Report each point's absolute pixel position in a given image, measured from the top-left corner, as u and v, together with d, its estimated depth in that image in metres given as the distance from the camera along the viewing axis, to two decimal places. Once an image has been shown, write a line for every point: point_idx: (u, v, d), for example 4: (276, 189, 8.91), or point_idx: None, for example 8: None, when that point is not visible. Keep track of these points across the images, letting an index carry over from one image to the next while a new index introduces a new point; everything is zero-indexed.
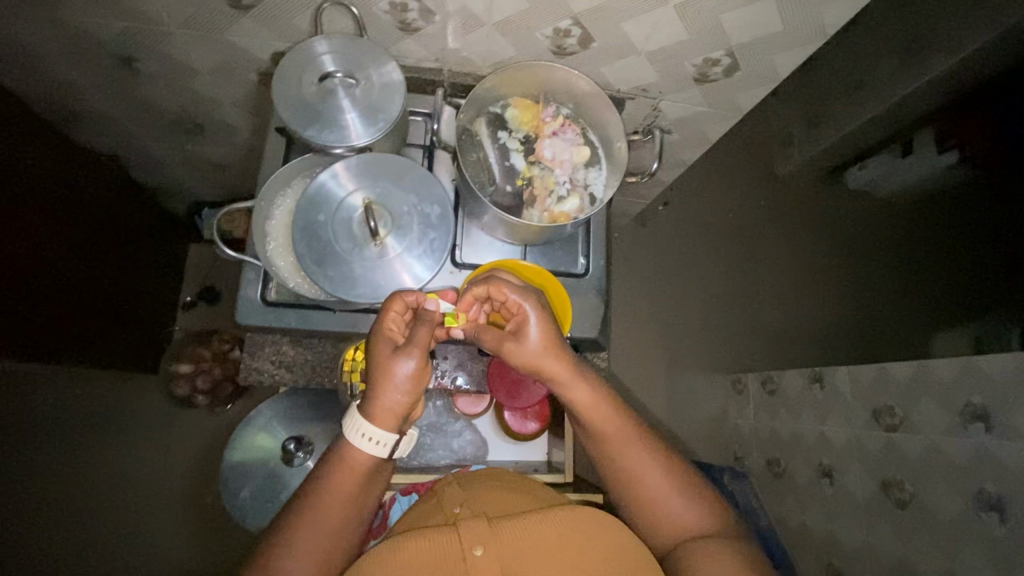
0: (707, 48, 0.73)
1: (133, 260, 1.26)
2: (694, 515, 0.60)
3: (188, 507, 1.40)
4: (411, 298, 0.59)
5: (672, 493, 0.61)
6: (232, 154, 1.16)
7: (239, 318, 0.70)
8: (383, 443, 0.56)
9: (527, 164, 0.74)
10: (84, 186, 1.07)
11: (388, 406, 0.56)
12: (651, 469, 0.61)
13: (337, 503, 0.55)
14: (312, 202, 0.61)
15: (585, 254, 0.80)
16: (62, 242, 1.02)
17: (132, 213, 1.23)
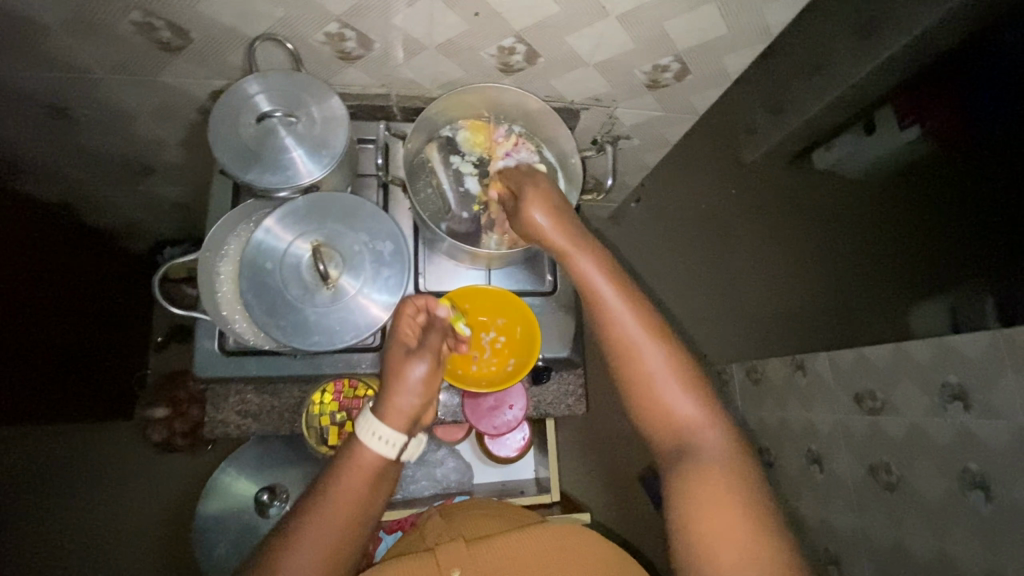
0: (654, 55, 0.72)
1: (100, 307, 1.22)
2: (701, 424, 0.54)
3: (177, 552, 1.37)
4: (421, 304, 0.61)
5: (679, 387, 0.56)
6: (187, 190, 1.12)
7: (198, 370, 0.68)
8: (393, 443, 0.54)
9: (482, 187, 0.73)
10: (48, 246, 1.04)
11: (402, 406, 0.56)
12: (661, 369, 0.56)
13: (342, 506, 0.50)
14: (257, 250, 0.59)
15: (552, 271, 0.78)
16: (19, 299, 0.98)
17: (95, 260, 1.19)
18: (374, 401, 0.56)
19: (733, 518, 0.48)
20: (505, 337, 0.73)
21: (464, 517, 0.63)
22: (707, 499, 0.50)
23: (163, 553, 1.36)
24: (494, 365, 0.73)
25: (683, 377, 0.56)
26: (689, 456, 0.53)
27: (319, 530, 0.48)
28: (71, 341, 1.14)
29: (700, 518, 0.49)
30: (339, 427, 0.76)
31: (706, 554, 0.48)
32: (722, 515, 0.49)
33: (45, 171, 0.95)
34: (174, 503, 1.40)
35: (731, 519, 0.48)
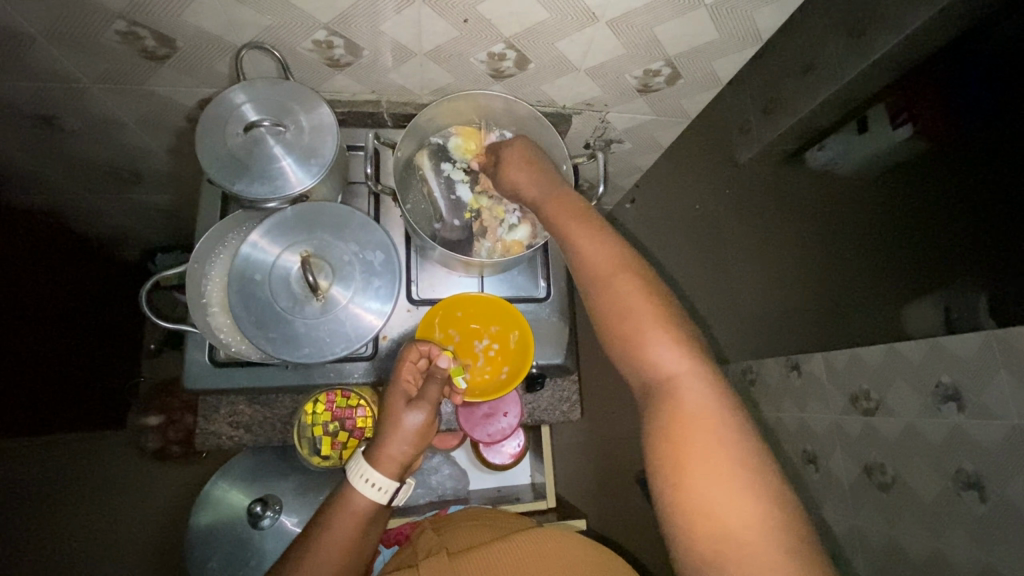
0: (645, 60, 0.72)
1: (90, 316, 1.21)
2: (680, 362, 0.53)
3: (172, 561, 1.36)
4: (425, 352, 0.66)
5: (664, 334, 0.54)
6: (177, 197, 1.11)
7: (188, 382, 0.67)
8: (384, 489, 0.58)
9: (474, 195, 0.73)
10: (32, 252, 1.02)
11: (393, 454, 0.60)
12: (637, 305, 0.55)
13: (336, 546, 0.54)
14: (246, 262, 0.58)
15: (546, 276, 0.78)
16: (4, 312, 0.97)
17: (84, 268, 1.18)
18: (369, 446, 0.60)
19: (710, 464, 0.47)
20: (498, 345, 0.73)
21: (458, 527, 0.65)
22: (681, 440, 0.49)
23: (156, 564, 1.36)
24: (488, 372, 0.73)
25: (660, 317, 0.54)
26: (666, 396, 0.52)
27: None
28: (62, 352, 1.13)
29: (673, 457, 0.48)
30: (333, 437, 0.73)
31: (681, 495, 0.47)
32: (698, 456, 0.47)
33: (33, 182, 0.94)
34: (167, 513, 1.39)
35: (705, 460, 0.47)
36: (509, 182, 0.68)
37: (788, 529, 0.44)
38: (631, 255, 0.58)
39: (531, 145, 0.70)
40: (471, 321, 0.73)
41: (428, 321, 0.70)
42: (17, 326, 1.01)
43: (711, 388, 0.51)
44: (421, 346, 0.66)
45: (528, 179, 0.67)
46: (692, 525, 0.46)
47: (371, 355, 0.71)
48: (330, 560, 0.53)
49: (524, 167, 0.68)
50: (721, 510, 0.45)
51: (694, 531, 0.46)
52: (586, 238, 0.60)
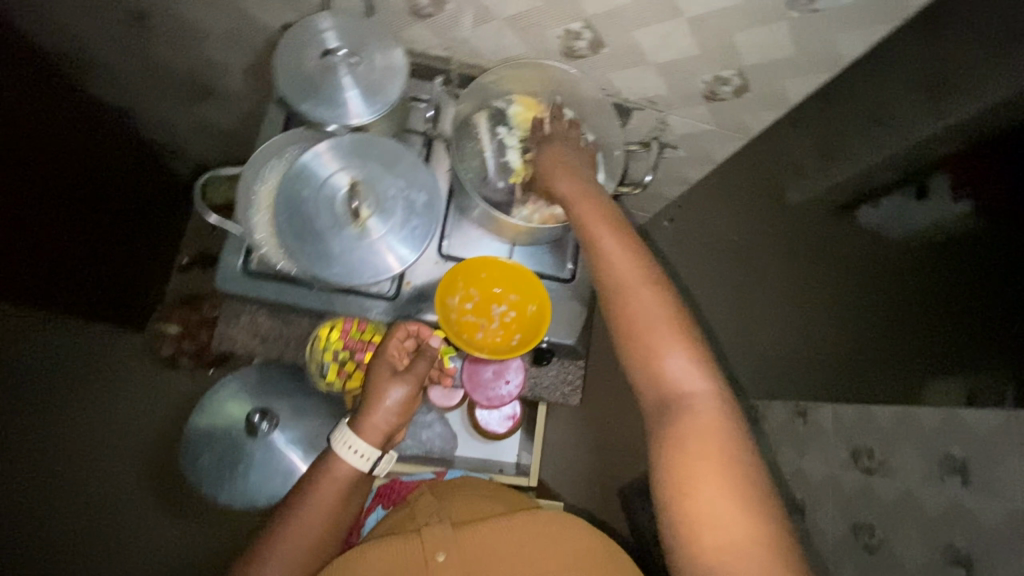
0: (717, 65, 0.73)
1: (134, 216, 1.26)
2: (695, 385, 0.54)
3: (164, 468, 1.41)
4: (413, 329, 0.71)
5: (678, 348, 0.55)
6: (240, 119, 1.16)
7: (217, 284, 0.70)
8: (367, 457, 0.67)
9: (523, 161, 0.72)
10: (97, 142, 1.07)
11: (378, 426, 0.67)
12: (656, 317, 0.57)
13: (318, 515, 0.65)
14: (298, 176, 0.60)
15: (574, 259, 0.79)
16: (53, 191, 1.01)
17: (141, 172, 1.23)
18: (355, 416, 0.68)
19: (713, 478, 0.49)
20: (516, 312, 0.73)
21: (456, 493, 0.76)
22: (691, 455, 0.51)
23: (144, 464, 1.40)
24: (499, 336, 0.73)
25: (678, 333, 0.56)
26: (682, 413, 0.53)
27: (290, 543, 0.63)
28: (100, 241, 1.17)
29: (681, 471, 0.50)
30: (340, 365, 0.77)
31: (689, 511, 0.48)
32: (707, 473, 0.49)
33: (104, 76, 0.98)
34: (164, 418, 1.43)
35: (713, 479, 0.49)
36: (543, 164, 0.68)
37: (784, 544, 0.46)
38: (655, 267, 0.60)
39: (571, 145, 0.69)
40: (489, 283, 0.74)
41: (447, 281, 0.71)
42: (65, 204, 1.05)
43: (722, 407, 0.53)
44: (411, 326, 0.71)
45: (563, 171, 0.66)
46: (698, 540, 0.48)
47: (392, 296, 0.74)
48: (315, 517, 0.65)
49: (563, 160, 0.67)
50: (722, 526, 0.47)
51: (700, 547, 0.47)
52: (610, 245, 0.61)
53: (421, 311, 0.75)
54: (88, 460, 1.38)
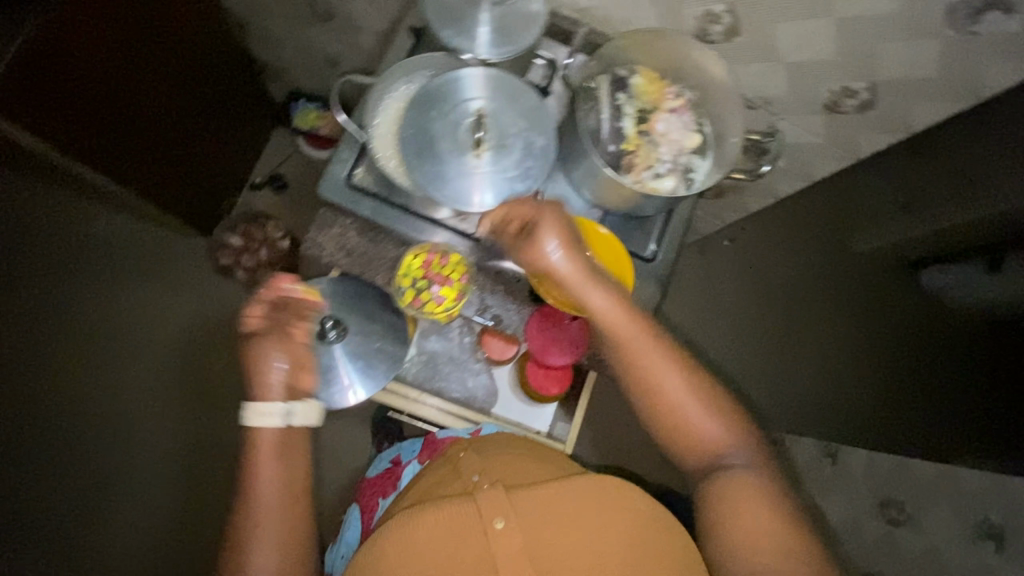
0: (849, 76, 0.73)
1: (219, 119, 1.31)
2: (719, 437, 0.62)
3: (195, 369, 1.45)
4: (273, 295, 0.70)
5: (704, 414, 0.62)
6: (349, 53, 1.20)
7: (320, 189, 0.73)
8: (268, 414, 0.65)
9: (636, 131, 0.71)
10: (199, 34, 1.12)
11: (269, 382, 0.66)
12: (681, 391, 0.62)
13: (269, 492, 0.64)
14: (427, 98, 0.62)
15: (658, 240, 0.79)
16: (158, 75, 1.06)
17: (233, 76, 1.29)
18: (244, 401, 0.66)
19: (756, 520, 0.56)
20: None
21: (496, 457, 0.72)
22: (739, 504, 0.58)
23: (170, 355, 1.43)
24: None
25: (706, 399, 0.62)
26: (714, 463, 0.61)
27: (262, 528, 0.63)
28: (187, 135, 1.22)
29: (721, 509, 0.58)
30: (415, 293, 0.76)
31: (743, 555, 0.55)
32: (743, 508, 0.57)
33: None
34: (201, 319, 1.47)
35: (757, 519, 0.56)
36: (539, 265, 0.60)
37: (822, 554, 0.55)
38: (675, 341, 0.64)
39: (570, 219, 0.61)
40: None
41: None
42: (165, 90, 1.10)
43: (745, 456, 0.61)
44: (265, 294, 0.70)
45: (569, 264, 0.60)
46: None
47: (477, 238, 0.75)
48: (268, 499, 0.64)
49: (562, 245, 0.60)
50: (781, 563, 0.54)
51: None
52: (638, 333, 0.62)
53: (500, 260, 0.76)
54: None
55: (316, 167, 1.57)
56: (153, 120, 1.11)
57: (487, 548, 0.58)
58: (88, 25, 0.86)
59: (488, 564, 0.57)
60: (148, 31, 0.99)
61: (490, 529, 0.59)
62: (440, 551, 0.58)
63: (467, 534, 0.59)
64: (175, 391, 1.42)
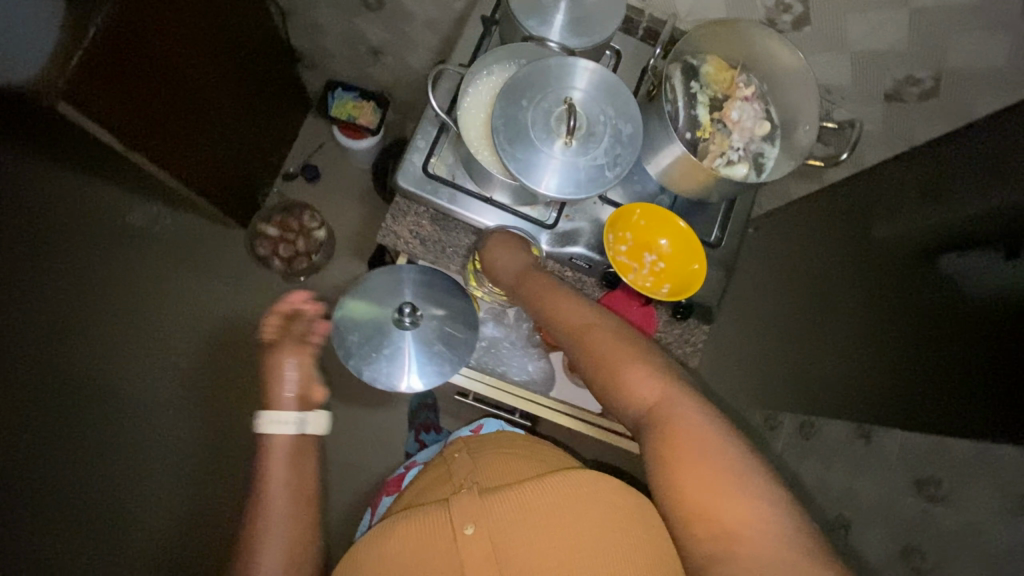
0: (915, 64, 0.79)
1: (256, 107, 1.32)
2: (659, 395, 0.57)
3: (223, 360, 1.45)
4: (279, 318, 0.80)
5: (633, 365, 0.59)
6: (389, 40, 1.21)
7: (398, 177, 0.75)
8: (287, 420, 0.71)
9: (710, 118, 0.74)
10: (243, 21, 1.13)
11: (283, 393, 0.73)
12: (608, 349, 0.62)
13: (280, 500, 0.68)
14: (517, 86, 0.63)
15: (721, 227, 0.81)
16: (205, 60, 1.07)
17: (271, 63, 1.30)
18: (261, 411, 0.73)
19: (699, 472, 0.50)
20: (666, 263, 0.76)
21: (488, 461, 0.74)
22: (673, 458, 0.52)
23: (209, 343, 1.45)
24: (648, 283, 0.76)
25: (637, 355, 0.60)
26: (660, 422, 0.55)
27: (271, 535, 0.66)
28: (227, 123, 1.23)
29: (669, 479, 0.52)
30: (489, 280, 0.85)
31: (695, 523, 0.50)
32: (688, 475, 0.51)
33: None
34: (237, 308, 1.48)
35: (695, 473, 0.51)
36: (494, 269, 0.77)
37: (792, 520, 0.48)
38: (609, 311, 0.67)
39: (504, 228, 0.76)
40: (640, 239, 0.76)
41: (623, 212, 0.75)
42: (211, 76, 1.11)
43: (682, 406, 0.55)
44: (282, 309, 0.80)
45: (511, 261, 0.75)
46: (732, 548, 0.47)
47: (551, 226, 0.77)
48: (279, 505, 0.68)
49: (505, 246, 0.76)
50: (740, 526, 0.48)
51: (734, 554, 0.47)
52: (570, 307, 0.68)
53: (570, 248, 0.78)
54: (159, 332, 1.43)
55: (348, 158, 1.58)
56: (211, 113, 1.16)
57: (456, 551, 0.59)
58: (161, 31, 0.92)
59: (456, 565, 0.59)
60: (208, 29, 1.04)
61: (460, 535, 0.59)
62: (411, 551, 0.61)
63: (438, 540, 0.60)
64: (205, 380, 1.42)
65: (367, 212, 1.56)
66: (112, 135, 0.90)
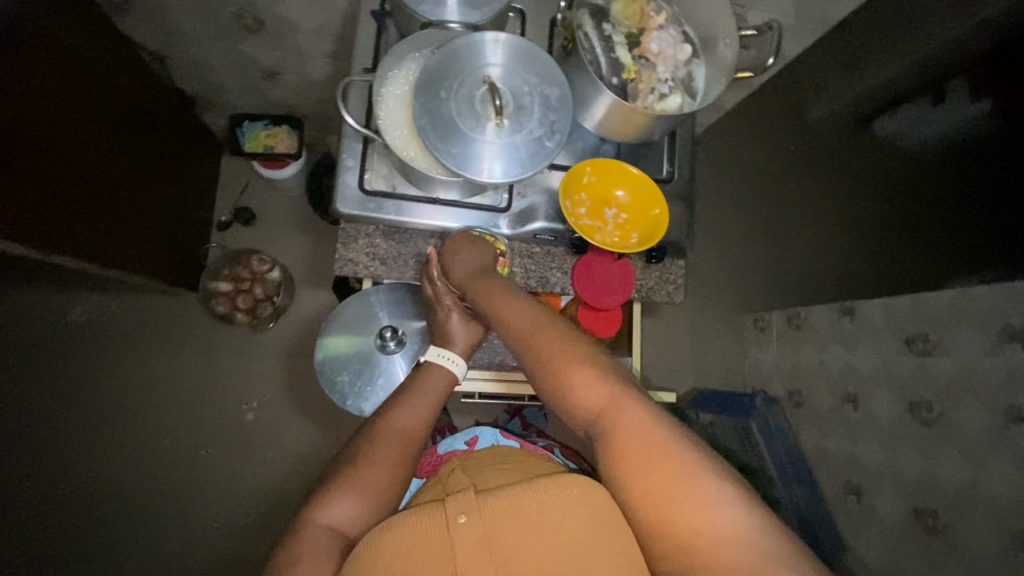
0: None
1: (166, 162, 1.23)
2: (606, 399, 0.57)
3: (216, 425, 1.40)
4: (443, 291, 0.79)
5: (577, 368, 0.60)
6: (285, 58, 1.13)
7: (337, 205, 0.71)
8: (458, 361, 0.77)
9: (632, 57, 0.72)
10: (120, 77, 1.04)
11: (461, 340, 0.78)
12: (553, 353, 0.62)
13: (400, 433, 0.70)
14: (431, 80, 0.60)
15: (670, 161, 0.80)
16: (94, 130, 0.99)
17: (166, 112, 1.21)
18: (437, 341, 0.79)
19: (657, 478, 0.50)
20: (628, 214, 0.75)
21: (483, 473, 0.72)
22: (630, 466, 0.52)
23: (200, 414, 1.40)
24: (617, 237, 0.75)
25: (581, 359, 0.61)
26: (610, 427, 0.55)
27: (377, 453, 0.68)
28: (142, 188, 1.15)
29: (627, 484, 0.52)
30: None
31: (658, 530, 0.50)
32: (644, 481, 0.51)
33: (148, 9, 0.96)
34: (216, 371, 1.42)
35: (653, 477, 0.51)
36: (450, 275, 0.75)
37: (758, 515, 0.48)
38: (549, 313, 0.67)
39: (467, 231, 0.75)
40: (596, 197, 0.75)
41: (575, 172, 0.74)
42: (106, 146, 1.02)
43: (634, 410, 0.55)
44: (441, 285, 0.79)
45: (464, 261, 0.73)
46: (696, 554, 0.47)
47: (506, 209, 0.75)
48: (398, 437, 0.70)
49: (461, 249, 0.74)
50: (702, 531, 0.47)
51: (700, 560, 0.47)
52: (509, 311, 0.68)
53: (531, 225, 0.76)
54: (142, 416, 1.38)
55: (279, 189, 1.50)
56: (126, 190, 1.10)
57: (448, 543, 0.56)
58: (45, 119, 0.87)
59: (448, 558, 0.56)
60: (99, 109, 0.99)
61: (454, 525, 0.57)
62: (408, 559, 0.56)
63: (435, 534, 0.57)
64: (207, 450, 1.38)
65: (317, 239, 1.50)
66: (29, 244, 0.85)
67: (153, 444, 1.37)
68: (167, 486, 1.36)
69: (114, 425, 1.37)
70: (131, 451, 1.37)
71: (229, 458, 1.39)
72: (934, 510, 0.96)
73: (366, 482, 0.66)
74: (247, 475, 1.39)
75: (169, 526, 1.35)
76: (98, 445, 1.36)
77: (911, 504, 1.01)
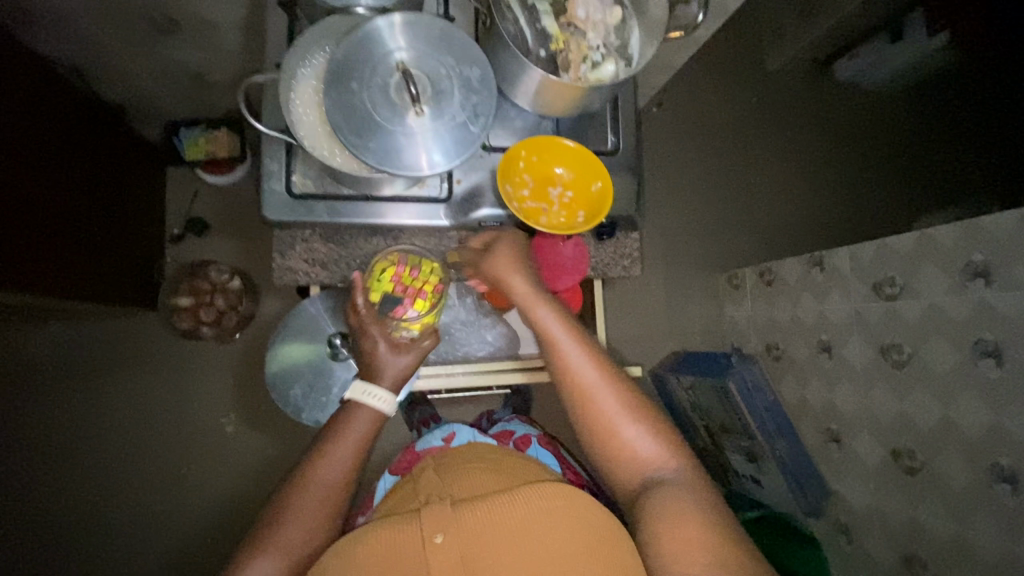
0: None
1: (105, 181, 1.17)
2: (660, 459, 0.64)
3: (198, 439, 1.38)
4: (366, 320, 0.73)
5: (641, 418, 0.65)
6: (209, 57, 1.06)
7: (266, 213, 0.68)
8: (385, 398, 0.69)
9: (559, 26, 0.68)
10: (35, 99, 0.97)
11: (388, 373, 0.70)
12: (615, 398, 0.66)
13: (330, 478, 0.65)
14: (340, 72, 0.56)
15: (614, 131, 0.77)
16: (16, 159, 0.92)
17: (96, 129, 1.14)
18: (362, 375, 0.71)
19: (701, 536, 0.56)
20: (574, 191, 0.72)
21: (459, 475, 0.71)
22: (679, 516, 0.58)
23: (180, 431, 1.38)
24: (563, 218, 0.73)
25: (642, 412, 0.66)
26: (661, 483, 0.62)
27: (306, 497, 0.63)
28: (82, 212, 1.10)
29: (657, 531, 0.57)
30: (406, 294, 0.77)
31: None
32: (687, 534, 0.56)
33: (48, 23, 0.89)
34: (189, 386, 1.39)
35: (698, 534, 0.56)
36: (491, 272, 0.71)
37: None
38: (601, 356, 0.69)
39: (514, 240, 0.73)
40: (535, 179, 0.72)
41: (509, 157, 0.70)
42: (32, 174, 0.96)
43: (685, 474, 0.63)
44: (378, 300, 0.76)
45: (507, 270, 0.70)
46: None
47: (445, 199, 0.72)
48: (326, 479, 0.64)
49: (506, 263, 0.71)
50: None
51: None
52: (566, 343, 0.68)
53: (478, 211, 0.73)
54: (121, 440, 1.36)
55: (229, 194, 1.45)
56: (63, 217, 1.04)
57: (423, 561, 0.55)
58: None
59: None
60: (21, 139, 0.93)
61: (429, 543, 0.56)
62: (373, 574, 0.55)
63: (406, 552, 0.56)
64: (192, 465, 1.37)
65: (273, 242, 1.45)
66: None
67: (141, 462, 1.36)
68: (156, 505, 1.36)
69: (96, 450, 1.35)
70: (114, 476, 1.35)
71: (215, 471, 1.38)
72: (912, 450, 0.98)
73: (295, 533, 0.61)
74: (234, 486, 1.38)
75: (162, 545, 1.35)
76: (81, 476, 1.34)
77: (889, 446, 1.03)
